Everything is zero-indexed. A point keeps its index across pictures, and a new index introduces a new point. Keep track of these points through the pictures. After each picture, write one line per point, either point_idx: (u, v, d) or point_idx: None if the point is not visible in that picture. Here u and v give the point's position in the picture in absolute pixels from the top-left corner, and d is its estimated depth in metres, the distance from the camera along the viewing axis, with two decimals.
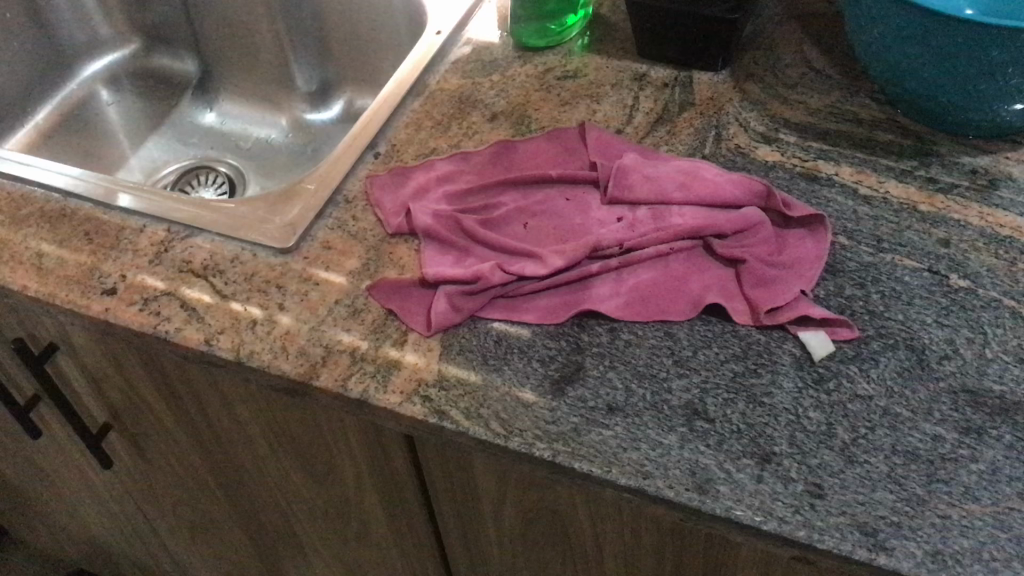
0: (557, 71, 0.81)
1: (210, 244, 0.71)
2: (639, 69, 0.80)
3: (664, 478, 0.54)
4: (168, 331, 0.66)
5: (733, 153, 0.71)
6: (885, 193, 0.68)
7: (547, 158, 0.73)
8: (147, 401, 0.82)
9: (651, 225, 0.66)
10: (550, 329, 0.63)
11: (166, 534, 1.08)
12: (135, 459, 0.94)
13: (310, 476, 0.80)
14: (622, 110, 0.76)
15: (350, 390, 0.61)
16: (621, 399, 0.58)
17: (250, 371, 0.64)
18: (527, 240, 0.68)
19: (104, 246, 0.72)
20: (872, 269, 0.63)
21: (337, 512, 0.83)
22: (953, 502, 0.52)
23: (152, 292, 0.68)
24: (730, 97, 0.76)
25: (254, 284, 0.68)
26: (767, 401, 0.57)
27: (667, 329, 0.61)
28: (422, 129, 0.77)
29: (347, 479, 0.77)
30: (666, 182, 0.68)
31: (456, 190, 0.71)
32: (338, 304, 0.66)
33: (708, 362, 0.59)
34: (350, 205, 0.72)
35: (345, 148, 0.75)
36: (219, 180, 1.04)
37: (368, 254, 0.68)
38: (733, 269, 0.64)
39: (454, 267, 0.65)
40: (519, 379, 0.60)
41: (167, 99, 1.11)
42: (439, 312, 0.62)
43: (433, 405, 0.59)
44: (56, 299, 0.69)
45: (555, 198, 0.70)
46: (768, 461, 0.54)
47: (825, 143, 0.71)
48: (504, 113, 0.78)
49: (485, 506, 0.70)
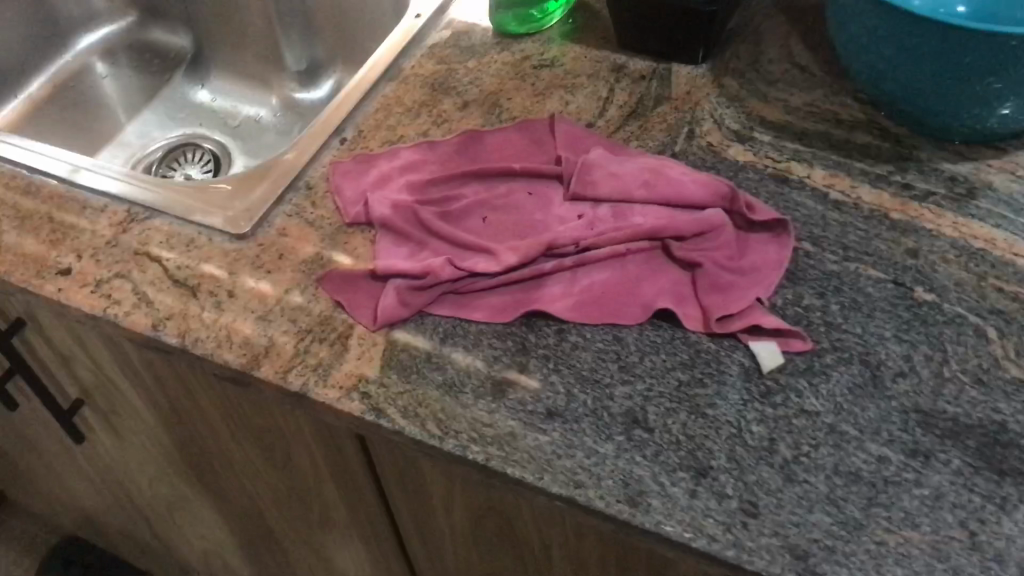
0: (535, 59, 0.78)
1: (166, 227, 0.70)
2: (618, 60, 0.77)
3: (596, 488, 0.53)
4: (117, 315, 0.65)
5: (704, 152, 0.69)
6: (856, 199, 0.65)
7: (514, 150, 0.71)
8: (113, 382, 0.82)
9: (610, 225, 0.65)
10: (497, 328, 0.61)
11: (147, 510, 1.08)
12: (108, 436, 0.93)
13: (271, 463, 0.79)
14: (595, 103, 0.74)
15: (290, 382, 0.60)
16: (561, 404, 0.56)
17: (195, 359, 0.64)
18: (484, 234, 0.66)
19: (63, 224, 0.71)
20: (834, 279, 0.61)
21: (300, 499, 0.82)
22: (891, 528, 0.50)
23: (106, 273, 0.67)
24: (707, 92, 0.73)
25: (207, 269, 0.67)
26: (709, 412, 0.55)
27: (616, 333, 0.60)
28: (392, 115, 0.75)
29: (305, 470, 0.76)
30: (631, 180, 0.66)
31: (418, 180, 0.70)
32: (287, 294, 0.65)
33: (654, 369, 0.57)
34: (311, 191, 0.71)
35: (311, 133, 0.73)
36: (205, 158, 1.02)
37: (323, 243, 0.67)
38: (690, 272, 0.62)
39: (406, 261, 0.64)
40: (460, 379, 0.59)
41: (161, 73, 1.09)
42: (386, 308, 0.62)
43: (371, 402, 0.58)
44: (10, 277, 0.68)
45: (517, 192, 0.68)
46: (703, 476, 0.52)
47: (800, 144, 0.69)
48: (476, 101, 0.75)
49: (437, 505, 0.68)
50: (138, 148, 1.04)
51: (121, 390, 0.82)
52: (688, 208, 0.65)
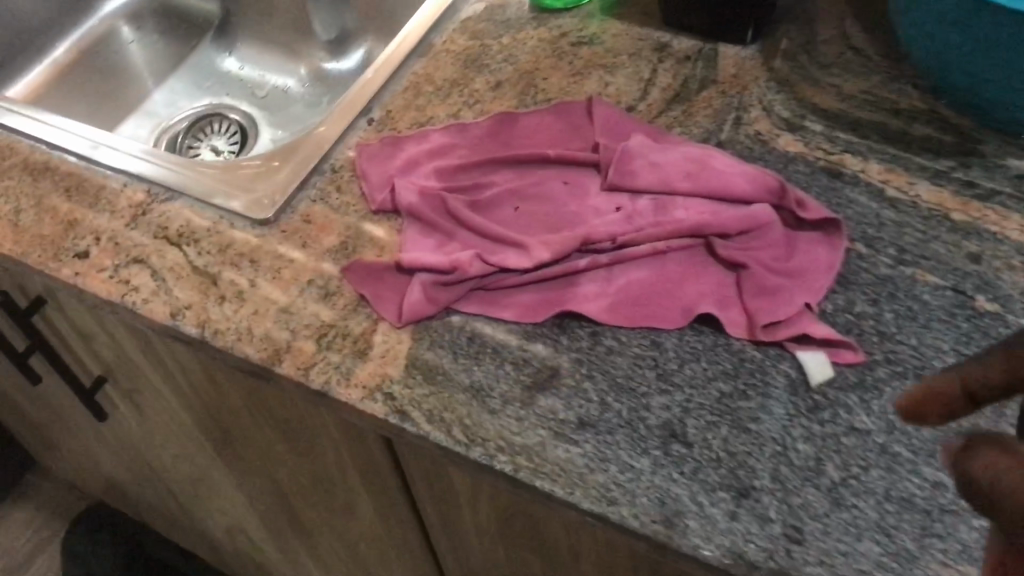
0: (573, 36, 0.74)
1: (188, 209, 0.67)
2: (661, 38, 0.73)
3: (630, 506, 0.50)
4: (135, 303, 0.62)
5: (752, 141, 0.65)
6: (914, 197, 0.61)
7: (549, 132, 0.68)
8: (135, 365, 0.79)
9: (650, 219, 0.61)
10: (528, 328, 0.58)
11: (171, 485, 1.06)
12: (130, 415, 0.91)
13: (294, 454, 0.76)
14: (635, 85, 0.70)
15: (312, 380, 0.58)
16: (594, 413, 0.54)
17: (214, 351, 0.61)
18: (516, 226, 0.63)
19: (82, 205, 0.68)
20: (888, 284, 0.57)
21: (324, 489, 0.80)
22: (946, 561, 0.46)
23: (124, 258, 0.65)
24: (756, 76, 0.69)
25: (228, 256, 0.64)
26: (752, 428, 0.52)
27: (654, 337, 0.57)
28: (421, 94, 0.71)
29: (329, 463, 0.73)
30: (672, 171, 0.63)
31: (447, 165, 0.66)
32: (310, 285, 0.62)
33: (694, 379, 0.54)
34: (337, 175, 0.68)
35: (337, 113, 0.70)
36: (232, 130, 0.98)
37: (348, 231, 0.64)
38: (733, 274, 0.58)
39: (433, 253, 0.61)
40: (489, 383, 0.56)
41: (189, 39, 1.06)
42: (411, 304, 0.59)
43: (395, 405, 0.56)
44: (28, 260, 0.66)
45: (551, 181, 0.65)
46: (745, 497, 0.49)
47: (854, 135, 0.65)
48: (510, 81, 0.71)
49: (464, 508, 0.66)
50: (164, 118, 1.01)
51: (143, 375, 0.80)
52: (733, 203, 0.61)
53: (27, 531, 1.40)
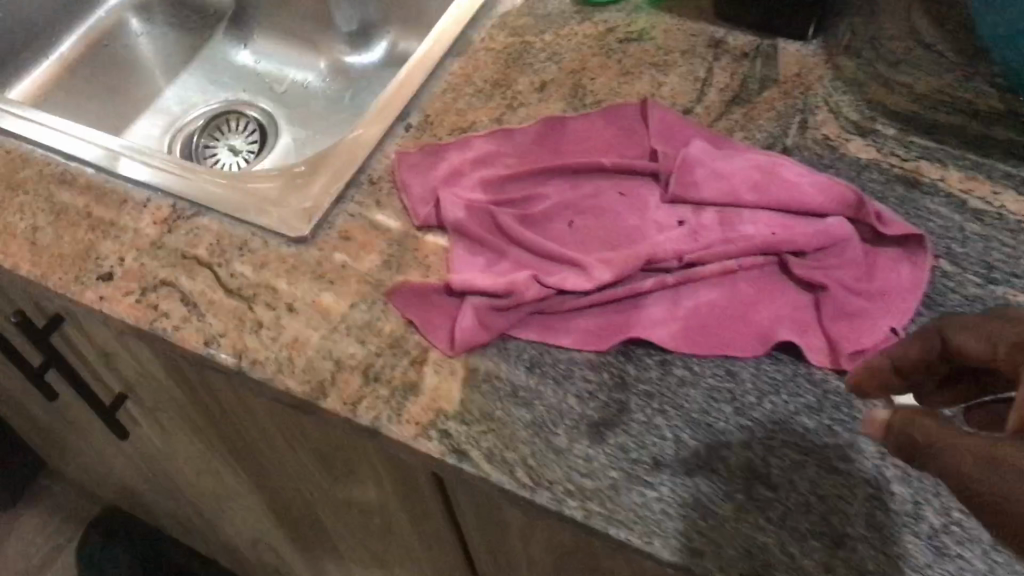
0: (620, 32, 0.69)
1: (217, 226, 0.63)
2: (715, 33, 0.68)
3: (715, 558, 0.46)
4: (165, 330, 0.58)
5: (821, 147, 0.61)
6: (1000, 207, 0.58)
7: (600, 138, 0.63)
8: (158, 384, 0.75)
9: (717, 235, 0.57)
10: (591, 357, 0.54)
11: (192, 496, 1.03)
12: (151, 431, 0.87)
13: (331, 477, 0.73)
14: (691, 85, 0.65)
15: (360, 416, 0.54)
16: (669, 452, 0.50)
17: (252, 382, 0.57)
18: (572, 243, 0.59)
19: (103, 221, 0.64)
20: (978, 305, 0.53)
21: (360, 511, 0.76)
22: None
23: (152, 280, 0.61)
24: (820, 75, 0.65)
25: (263, 277, 0.60)
26: (842, 468, 0.49)
27: (729, 366, 0.53)
28: (461, 97, 0.67)
29: (369, 488, 0.70)
30: (738, 181, 0.58)
31: (494, 175, 0.62)
32: (353, 310, 0.58)
33: (775, 414, 0.51)
34: (375, 187, 0.63)
35: (373, 119, 0.66)
36: (250, 127, 0.94)
37: (390, 249, 0.60)
38: (811, 296, 0.55)
39: (485, 274, 0.57)
40: (553, 417, 0.52)
41: (200, 32, 1.02)
42: (465, 333, 0.55)
43: (452, 443, 0.52)
44: (47, 283, 0.61)
45: (607, 192, 0.61)
46: (839, 546, 0.46)
47: (931, 140, 0.61)
48: (556, 82, 0.67)
49: (517, 542, 0.62)
50: (177, 114, 0.96)
51: (168, 393, 0.76)
52: (806, 217, 0.57)
53: (40, 535, 1.36)
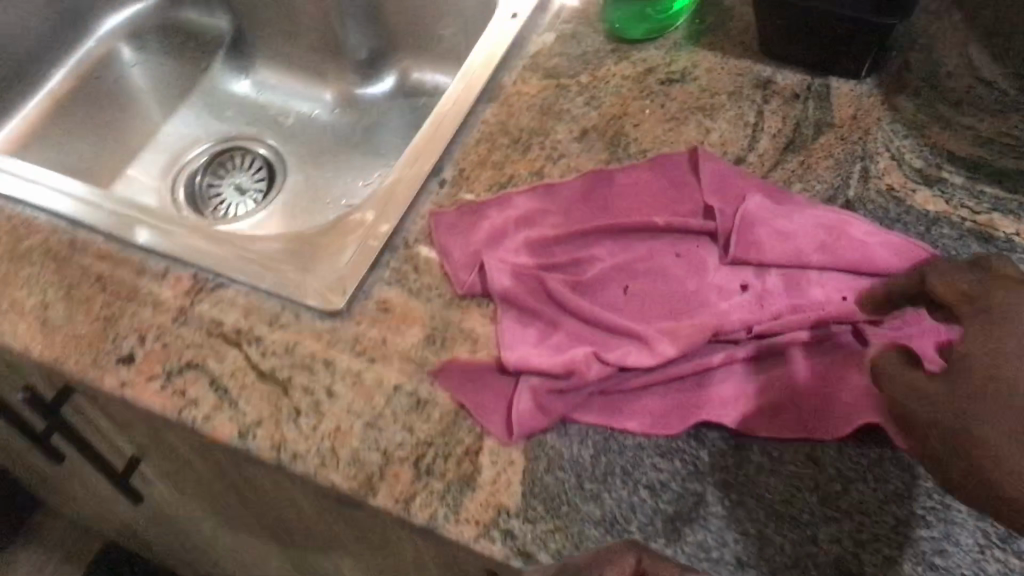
0: (661, 72, 0.65)
1: (243, 299, 0.58)
2: (762, 72, 0.64)
3: None
4: (196, 419, 0.54)
5: (886, 199, 0.58)
6: None
7: (650, 193, 0.59)
8: (176, 455, 0.71)
9: (787, 303, 0.53)
10: (660, 442, 0.51)
11: (203, 548, 0.99)
12: (164, 493, 0.83)
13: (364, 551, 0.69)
14: (741, 131, 0.62)
15: (414, 515, 0.50)
16: (754, 551, 0.47)
17: (292, 476, 0.53)
18: (629, 312, 0.55)
19: (118, 296, 0.59)
20: None
21: None
22: None
23: (176, 362, 0.56)
24: (878, 117, 0.61)
25: (298, 357, 0.56)
26: (938, 564, 0.46)
27: (809, 450, 0.50)
28: (497, 149, 0.63)
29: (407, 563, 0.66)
30: (806, 241, 0.55)
31: (541, 236, 0.58)
32: (398, 393, 0.54)
33: (862, 503, 0.48)
34: (411, 252, 0.59)
35: (405, 177, 0.61)
36: (256, 164, 0.91)
37: (433, 322, 0.56)
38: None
39: (539, 351, 0.53)
40: (625, 512, 0.49)
41: (198, 60, 0.96)
42: (525, 419, 0.51)
43: (517, 545, 0.48)
44: (63, 368, 0.57)
45: (662, 254, 0.57)
46: None
47: (1002, 189, 0.58)
48: (596, 129, 0.63)
49: None
50: (178, 149, 0.92)
51: (186, 463, 0.71)
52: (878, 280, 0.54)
53: None
